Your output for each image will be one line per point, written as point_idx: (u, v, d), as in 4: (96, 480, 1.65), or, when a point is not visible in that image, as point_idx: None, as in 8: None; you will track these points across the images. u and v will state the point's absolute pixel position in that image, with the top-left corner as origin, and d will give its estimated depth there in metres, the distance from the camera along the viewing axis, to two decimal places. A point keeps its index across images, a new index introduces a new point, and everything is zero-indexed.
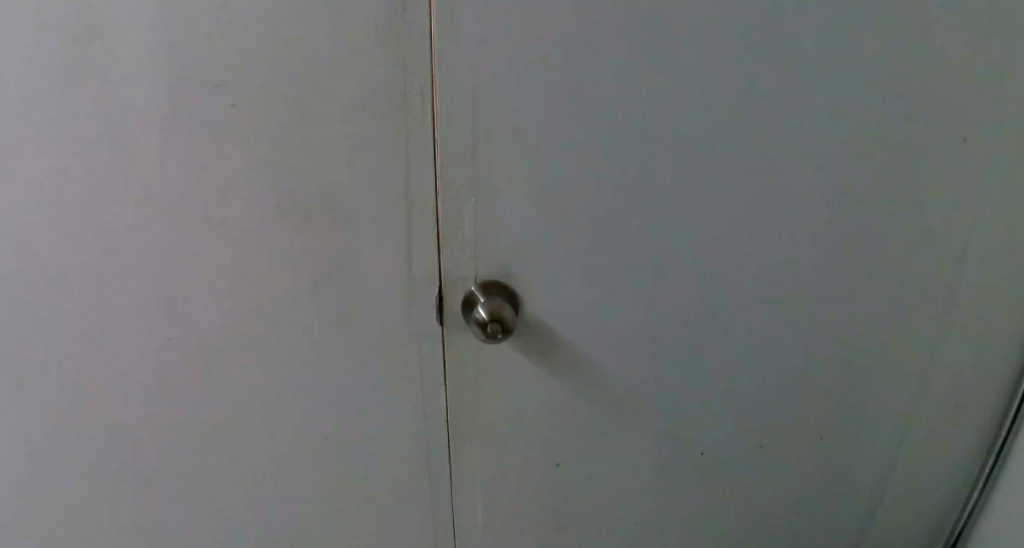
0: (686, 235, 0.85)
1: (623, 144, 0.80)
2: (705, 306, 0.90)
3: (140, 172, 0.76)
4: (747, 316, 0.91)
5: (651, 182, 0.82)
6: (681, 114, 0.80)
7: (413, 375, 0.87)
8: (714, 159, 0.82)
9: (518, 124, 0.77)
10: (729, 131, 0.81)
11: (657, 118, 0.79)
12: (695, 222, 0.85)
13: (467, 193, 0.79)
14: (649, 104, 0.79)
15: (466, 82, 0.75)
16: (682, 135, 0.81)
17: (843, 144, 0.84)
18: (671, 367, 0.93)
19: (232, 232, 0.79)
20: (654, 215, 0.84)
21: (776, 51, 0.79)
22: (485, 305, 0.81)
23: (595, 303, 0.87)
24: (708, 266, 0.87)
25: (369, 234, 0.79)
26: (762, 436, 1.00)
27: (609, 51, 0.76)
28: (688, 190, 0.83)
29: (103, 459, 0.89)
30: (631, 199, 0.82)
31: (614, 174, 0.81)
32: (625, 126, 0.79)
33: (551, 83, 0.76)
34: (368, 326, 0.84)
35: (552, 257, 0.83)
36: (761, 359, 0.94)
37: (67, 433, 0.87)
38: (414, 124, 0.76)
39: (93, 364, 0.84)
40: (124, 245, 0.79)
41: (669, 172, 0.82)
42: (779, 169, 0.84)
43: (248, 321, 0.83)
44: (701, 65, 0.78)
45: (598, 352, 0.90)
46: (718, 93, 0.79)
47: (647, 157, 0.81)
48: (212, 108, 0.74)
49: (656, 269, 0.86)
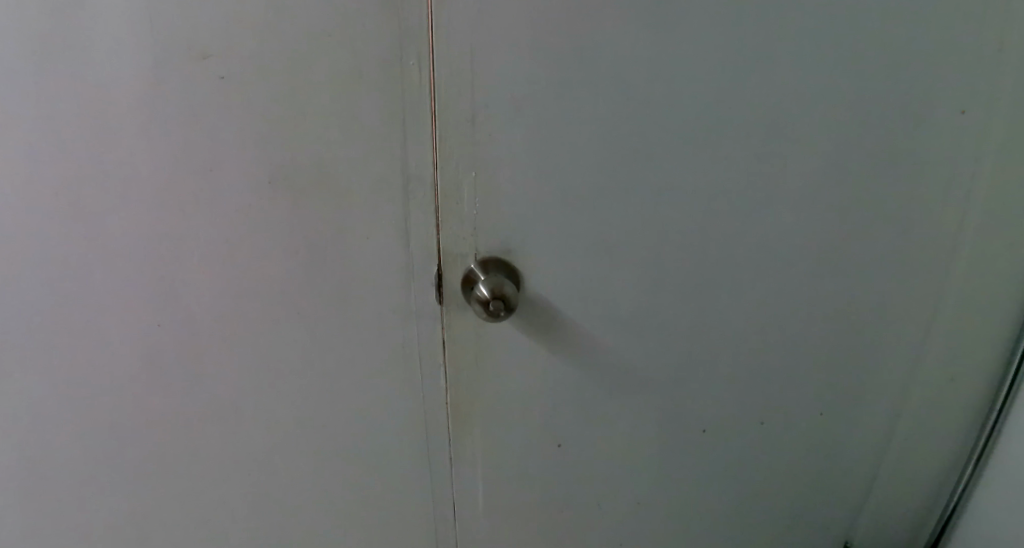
0: (689, 211, 0.83)
1: (626, 118, 0.77)
2: (711, 282, 0.88)
3: (126, 152, 0.73)
4: (749, 292, 0.90)
5: (654, 157, 0.80)
6: (686, 86, 0.77)
7: (412, 356, 0.85)
8: (720, 131, 0.80)
9: (517, 97, 0.75)
10: (735, 104, 0.79)
11: (660, 91, 0.77)
12: (699, 197, 0.83)
13: (466, 169, 0.77)
14: (653, 77, 0.76)
15: (465, 54, 0.72)
16: (687, 108, 0.78)
17: (851, 116, 0.82)
18: (674, 344, 0.91)
19: (222, 213, 0.76)
20: (657, 191, 0.81)
21: (784, 21, 0.76)
22: (486, 282, 0.78)
23: (597, 281, 0.85)
24: (711, 241, 0.85)
25: (365, 213, 0.77)
26: (764, 412, 0.99)
27: (612, 20, 0.73)
28: (692, 165, 0.81)
29: (96, 446, 0.87)
30: (633, 175, 0.80)
31: (616, 149, 0.78)
32: (628, 99, 0.77)
33: (552, 54, 0.74)
34: (365, 306, 0.82)
35: (554, 235, 0.81)
36: (763, 335, 0.93)
37: (58, 419, 0.85)
38: (410, 98, 0.73)
39: (83, 349, 0.82)
40: (112, 226, 0.76)
41: (672, 147, 0.80)
42: (785, 143, 0.82)
43: (241, 304, 0.81)
44: (706, 35, 0.75)
45: (600, 331, 0.88)
46: (724, 63, 0.77)
47: (650, 131, 0.78)
48: (199, 83, 0.71)
49: (658, 245, 0.84)
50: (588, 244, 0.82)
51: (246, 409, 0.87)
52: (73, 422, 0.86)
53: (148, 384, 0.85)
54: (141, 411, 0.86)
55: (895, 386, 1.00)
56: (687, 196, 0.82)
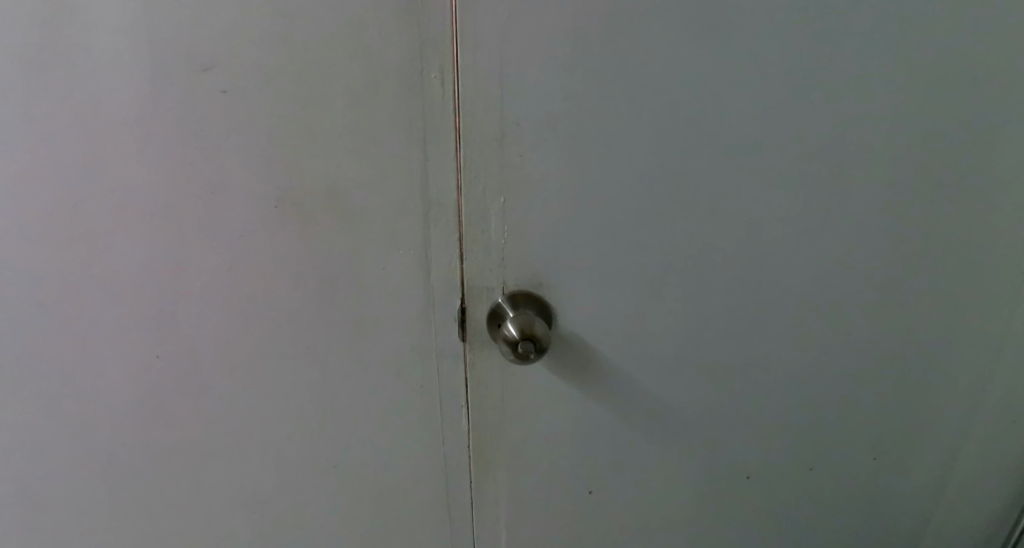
0: (739, 242, 0.74)
1: (670, 139, 0.69)
2: (759, 322, 0.78)
3: (123, 172, 0.67)
4: (804, 334, 0.80)
5: (701, 181, 0.71)
6: (739, 103, 0.69)
7: (432, 397, 0.78)
8: (777, 152, 0.71)
9: (550, 115, 0.67)
10: (794, 123, 0.70)
11: (708, 108, 0.69)
12: (750, 227, 0.74)
13: (493, 194, 0.69)
14: (701, 93, 0.68)
15: (492, 67, 0.65)
16: (738, 127, 0.70)
17: (927, 138, 0.72)
18: (720, 388, 0.81)
19: (225, 237, 0.70)
20: (703, 219, 0.73)
21: (851, 30, 0.68)
22: (514, 320, 0.71)
23: (635, 316, 0.76)
24: (766, 274, 0.76)
25: (382, 240, 0.70)
26: (812, 464, 0.87)
27: (656, 28, 0.66)
28: (744, 191, 0.72)
29: (92, 484, 0.81)
30: (676, 201, 0.72)
31: (657, 172, 0.70)
32: (673, 118, 0.69)
33: (590, 66, 0.66)
34: (381, 342, 0.74)
35: (589, 266, 0.73)
36: (820, 381, 0.82)
37: (53, 456, 0.80)
38: (432, 114, 0.66)
39: (77, 383, 0.76)
40: (108, 253, 0.70)
41: (721, 170, 0.71)
42: (850, 168, 0.73)
43: (246, 337, 0.74)
44: (763, 46, 0.67)
45: (638, 371, 0.79)
46: (782, 77, 0.68)
47: (696, 153, 0.70)
48: (200, 99, 0.65)
49: (705, 277, 0.75)
50: (626, 275, 0.74)
51: (252, 449, 0.80)
52: (68, 460, 0.80)
53: (147, 422, 0.78)
54: (139, 449, 0.80)
55: (956, 443, 0.87)
56: (737, 225, 0.74)
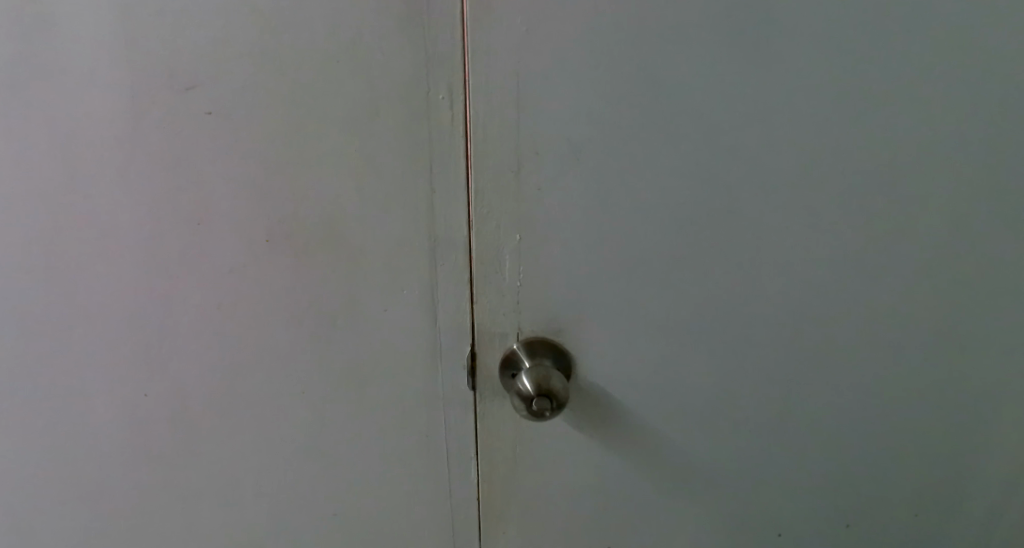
0: (787, 288, 0.65)
1: (711, 171, 0.61)
2: (807, 377, 0.69)
3: (101, 198, 0.61)
4: (858, 390, 0.70)
5: (746, 216, 0.62)
6: (791, 131, 0.60)
7: (438, 447, 0.70)
8: (834, 185, 0.62)
9: (574, 142, 0.59)
10: (854, 153, 0.61)
11: (756, 136, 0.60)
12: (800, 271, 0.64)
13: (508, 230, 0.61)
14: (749, 118, 0.59)
15: (508, 87, 0.58)
16: (790, 158, 0.61)
17: (1006, 172, 0.63)
18: (761, 450, 0.71)
19: (214, 268, 0.63)
20: (746, 262, 0.64)
21: (920, 47, 0.59)
22: (531, 372, 0.61)
23: (667, 368, 0.67)
24: (819, 322, 0.67)
25: (382, 279, 0.62)
26: (868, 536, 0.78)
27: (696, 44, 0.57)
28: (794, 230, 0.63)
29: (77, 527, 0.76)
30: (716, 241, 0.63)
31: (696, 208, 0.61)
32: (715, 147, 0.60)
33: (620, 87, 0.58)
34: (382, 389, 0.67)
35: (615, 312, 0.64)
36: (874, 443, 0.72)
37: (35, 497, 0.74)
38: (440, 140, 0.58)
39: (58, 421, 0.70)
40: (87, 285, 0.64)
41: (769, 207, 0.62)
42: (916, 204, 0.63)
43: (234, 378, 0.68)
44: (819, 66, 0.59)
45: (669, 429, 0.70)
46: (840, 100, 0.60)
47: (741, 187, 0.61)
48: (183, 119, 0.59)
49: (749, 326, 0.66)
50: (657, 325, 0.65)
51: (246, 495, 0.74)
52: (48, 503, 0.74)
53: (131, 465, 0.72)
54: (126, 492, 0.74)
55: None
56: (785, 268, 0.64)
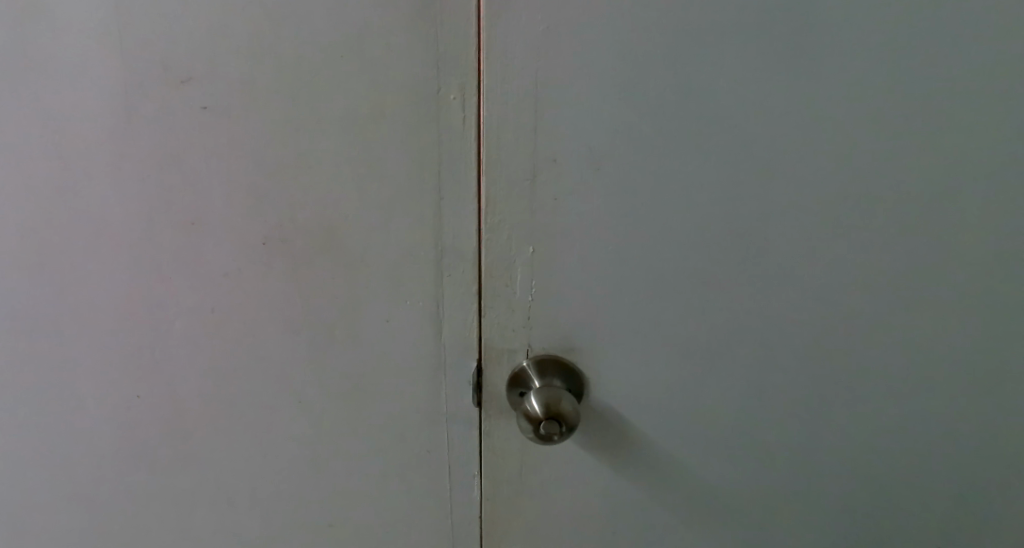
0: (824, 319, 0.59)
1: (745, 185, 0.55)
2: (847, 417, 0.62)
3: (92, 195, 0.58)
4: (908, 434, 0.62)
5: (782, 235, 0.56)
6: (836, 146, 0.54)
7: (440, 466, 0.66)
8: (884, 204, 0.55)
9: (596, 149, 0.54)
10: (909, 174, 0.55)
11: (798, 150, 0.54)
12: (841, 300, 0.58)
13: (521, 241, 0.57)
14: (788, 128, 0.54)
15: (525, 88, 0.53)
16: (834, 175, 0.55)
17: None
18: (792, 493, 0.65)
19: (209, 271, 0.60)
20: (780, 287, 0.58)
21: (990, 58, 0.52)
22: (539, 394, 0.57)
23: (690, 395, 0.61)
24: (863, 354, 0.60)
25: (384, 289, 0.59)
26: None
27: (731, 47, 0.52)
28: (835, 255, 0.57)
29: (68, 532, 0.73)
30: (747, 262, 0.57)
31: (726, 225, 0.56)
32: (751, 159, 0.54)
33: (645, 91, 0.53)
34: (382, 403, 0.63)
35: (633, 334, 0.59)
36: (923, 490, 0.65)
37: (26, 499, 0.71)
38: (450, 143, 0.54)
39: (48, 423, 0.67)
40: (76, 285, 0.61)
41: (809, 227, 0.56)
42: (979, 233, 0.56)
43: (226, 386, 0.64)
44: (871, 76, 0.53)
45: (689, 463, 0.64)
46: (893, 111, 0.53)
47: (778, 204, 0.55)
48: (178, 114, 0.55)
49: (783, 355, 0.60)
50: (678, 350, 0.60)
51: (241, 506, 0.70)
52: (38, 505, 0.72)
53: (120, 472, 0.69)
54: (117, 498, 0.71)
55: None
56: (823, 296, 0.58)
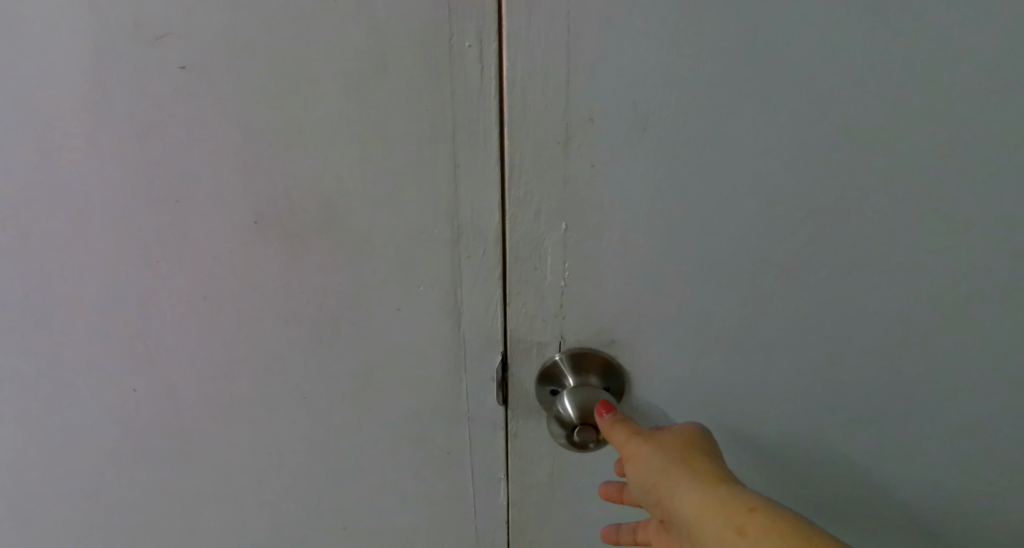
0: (906, 307, 0.50)
1: (818, 149, 0.46)
2: (925, 418, 0.54)
3: (66, 172, 0.51)
4: (996, 438, 0.54)
5: (860, 211, 0.48)
6: (930, 103, 0.45)
7: (462, 468, 0.59)
8: (983, 173, 0.47)
9: (640, 107, 0.46)
10: (1015, 136, 0.46)
11: (883, 106, 0.45)
12: (926, 286, 0.50)
13: (552, 218, 0.49)
14: (870, 83, 0.45)
15: (556, 36, 0.45)
16: (926, 138, 0.46)
17: None
18: (855, 499, 0.58)
19: (201, 253, 0.53)
20: (854, 272, 0.49)
21: None
22: (574, 395, 0.51)
23: (745, 394, 0.54)
24: (949, 349, 0.51)
25: (394, 274, 0.52)
26: None
27: None
28: (922, 233, 0.48)
29: (70, 528, 0.68)
30: (817, 242, 0.49)
31: (794, 198, 0.47)
32: (825, 118, 0.46)
33: (699, 41, 0.44)
34: (395, 400, 0.57)
35: (680, 325, 0.52)
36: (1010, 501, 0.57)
37: (24, 495, 0.67)
38: (467, 105, 0.46)
39: (40, 418, 0.62)
40: (55, 272, 0.55)
41: (893, 200, 0.47)
42: None
43: (225, 381, 0.58)
44: (975, 19, 0.43)
45: (739, 467, 0.57)
46: (999, 62, 0.44)
47: (856, 172, 0.47)
48: (154, 77, 0.48)
49: (855, 349, 0.52)
50: (732, 342, 0.52)
51: (247, 506, 0.64)
52: (35, 502, 0.67)
53: (116, 473, 0.64)
54: (117, 496, 0.65)
55: None
56: (905, 281, 0.49)
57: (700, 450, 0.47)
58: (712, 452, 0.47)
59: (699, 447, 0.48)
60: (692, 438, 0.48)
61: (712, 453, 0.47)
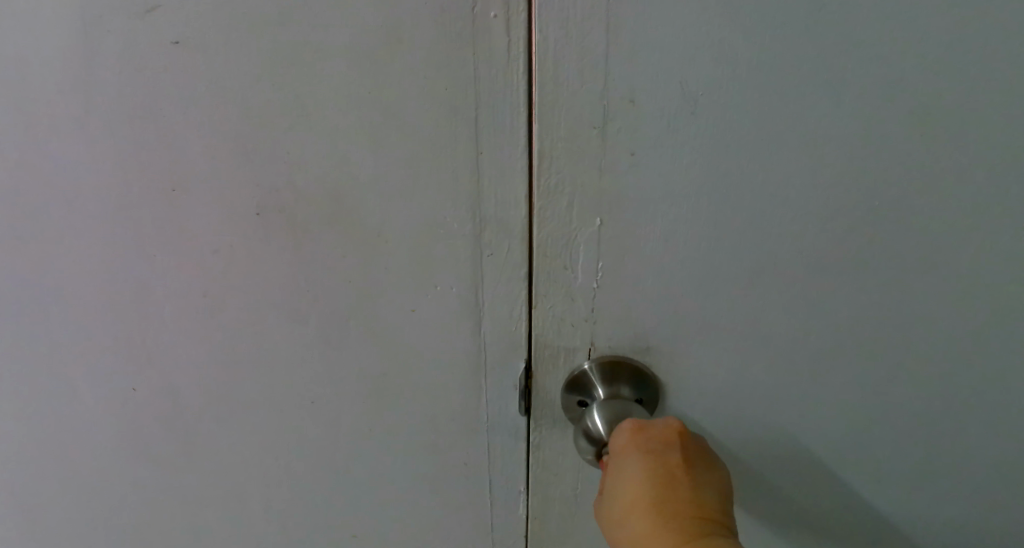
0: (975, 315, 0.45)
1: (887, 138, 0.41)
2: (985, 433, 0.49)
3: (55, 158, 0.47)
4: None
5: (926, 209, 0.43)
6: (1011, 89, 0.40)
7: (480, 478, 0.55)
8: None
9: (686, 89, 0.41)
10: None
11: (961, 90, 0.40)
12: (998, 292, 0.45)
13: (584, 213, 0.44)
14: (945, 65, 0.40)
15: (590, 9, 0.40)
16: (1004, 128, 0.41)
17: None
18: (905, 521, 0.53)
19: (201, 243, 0.49)
20: (920, 276, 0.44)
21: None
22: (604, 408, 0.47)
23: (789, 406, 0.49)
24: (1014, 361, 0.47)
25: (410, 272, 0.47)
26: None
27: None
28: (996, 234, 0.43)
29: (68, 530, 0.65)
30: (878, 243, 0.44)
31: (857, 193, 0.43)
32: (897, 104, 0.41)
33: (753, 14, 0.39)
34: (409, 406, 0.53)
35: (721, 332, 0.47)
36: None
37: (19, 495, 0.63)
38: (492, 85, 0.42)
39: (34, 417, 0.58)
40: (45, 266, 0.51)
41: (968, 196, 0.42)
42: None
43: (228, 382, 0.54)
44: None
45: (780, 483, 0.53)
46: None
47: (927, 165, 0.42)
48: (146, 52, 0.44)
49: (913, 359, 0.47)
50: (779, 352, 0.47)
51: (251, 512, 0.60)
52: (32, 504, 0.63)
53: (115, 478, 0.60)
54: (115, 498, 0.62)
55: None
56: (976, 287, 0.45)
57: (643, 519, 0.42)
58: (658, 515, 0.42)
59: (642, 513, 0.42)
60: (633, 499, 0.43)
61: (659, 518, 0.42)
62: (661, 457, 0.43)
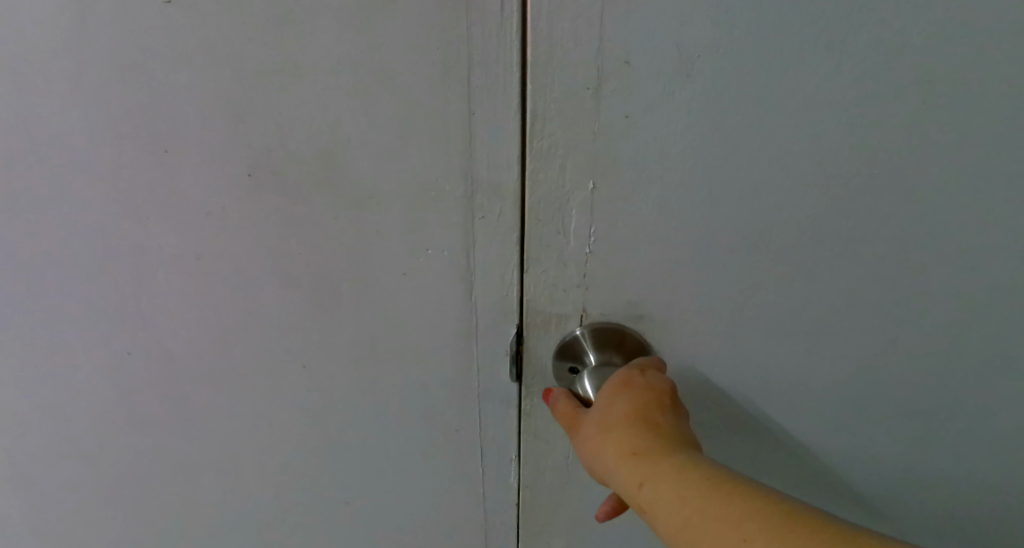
0: (970, 285, 0.45)
1: (883, 104, 0.41)
2: (974, 407, 0.49)
3: (48, 120, 0.47)
4: None
5: (921, 175, 0.42)
6: (1009, 56, 0.39)
7: (472, 443, 0.55)
8: None
9: (682, 51, 0.41)
10: None
11: (959, 57, 0.40)
12: (993, 263, 0.44)
13: (577, 176, 0.44)
14: (943, 31, 0.39)
15: None
16: (1002, 96, 0.40)
17: None
18: (896, 495, 0.53)
19: (194, 204, 0.48)
20: (914, 244, 0.44)
21: None
22: (596, 376, 0.48)
23: (780, 375, 0.49)
24: (1006, 334, 0.46)
25: (402, 235, 0.47)
26: None
27: None
28: (990, 204, 0.43)
29: (65, 494, 0.65)
30: (872, 209, 0.43)
31: (851, 158, 0.42)
32: (895, 68, 0.40)
33: None
34: (402, 371, 0.53)
35: (713, 299, 0.47)
36: None
37: (18, 459, 0.63)
38: (487, 45, 0.41)
39: (30, 380, 0.58)
40: (40, 228, 0.51)
41: (964, 163, 0.42)
42: None
43: (222, 345, 0.54)
44: None
45: (770, 453, 0.53)
46: None
47: (923, 131, 0.41)
48: (138, 11, 0.43)
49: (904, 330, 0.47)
50: (770, 320, 0.47)
51: (245, 475, 0.61)
52: (30, 468, 0.64)
53: (111, 441, 0.61)
54: (111, 461, 0.62)
55: None
56: (970, 257, 0.44)
57: (633, 423, 0.43)
58: (649, 422, 0.42)
59: (634, 424, 0.42)
60: (625, 409, 0.43)
61: (649, 425, 0.42)
62: (658, 391, 0.44)
